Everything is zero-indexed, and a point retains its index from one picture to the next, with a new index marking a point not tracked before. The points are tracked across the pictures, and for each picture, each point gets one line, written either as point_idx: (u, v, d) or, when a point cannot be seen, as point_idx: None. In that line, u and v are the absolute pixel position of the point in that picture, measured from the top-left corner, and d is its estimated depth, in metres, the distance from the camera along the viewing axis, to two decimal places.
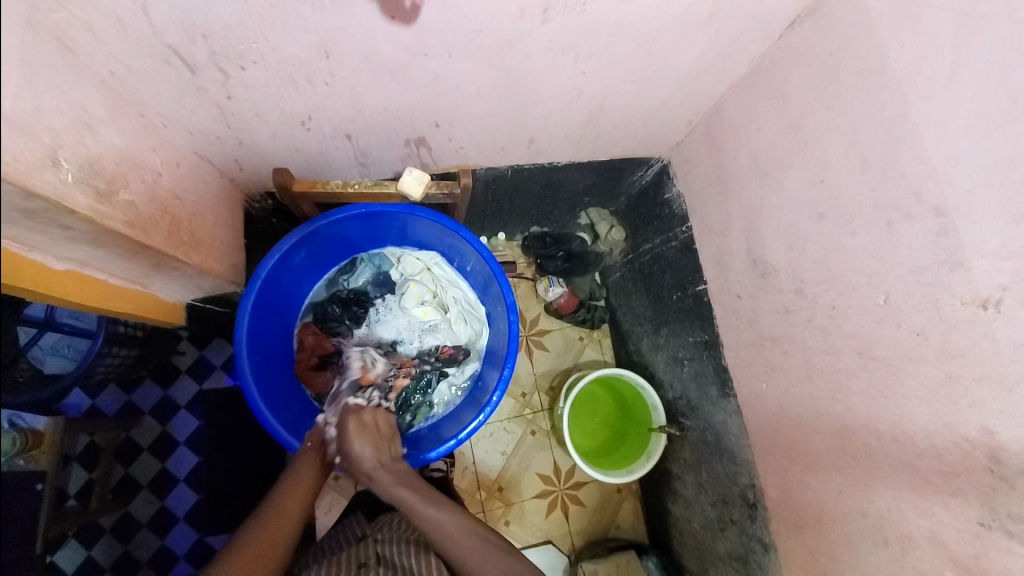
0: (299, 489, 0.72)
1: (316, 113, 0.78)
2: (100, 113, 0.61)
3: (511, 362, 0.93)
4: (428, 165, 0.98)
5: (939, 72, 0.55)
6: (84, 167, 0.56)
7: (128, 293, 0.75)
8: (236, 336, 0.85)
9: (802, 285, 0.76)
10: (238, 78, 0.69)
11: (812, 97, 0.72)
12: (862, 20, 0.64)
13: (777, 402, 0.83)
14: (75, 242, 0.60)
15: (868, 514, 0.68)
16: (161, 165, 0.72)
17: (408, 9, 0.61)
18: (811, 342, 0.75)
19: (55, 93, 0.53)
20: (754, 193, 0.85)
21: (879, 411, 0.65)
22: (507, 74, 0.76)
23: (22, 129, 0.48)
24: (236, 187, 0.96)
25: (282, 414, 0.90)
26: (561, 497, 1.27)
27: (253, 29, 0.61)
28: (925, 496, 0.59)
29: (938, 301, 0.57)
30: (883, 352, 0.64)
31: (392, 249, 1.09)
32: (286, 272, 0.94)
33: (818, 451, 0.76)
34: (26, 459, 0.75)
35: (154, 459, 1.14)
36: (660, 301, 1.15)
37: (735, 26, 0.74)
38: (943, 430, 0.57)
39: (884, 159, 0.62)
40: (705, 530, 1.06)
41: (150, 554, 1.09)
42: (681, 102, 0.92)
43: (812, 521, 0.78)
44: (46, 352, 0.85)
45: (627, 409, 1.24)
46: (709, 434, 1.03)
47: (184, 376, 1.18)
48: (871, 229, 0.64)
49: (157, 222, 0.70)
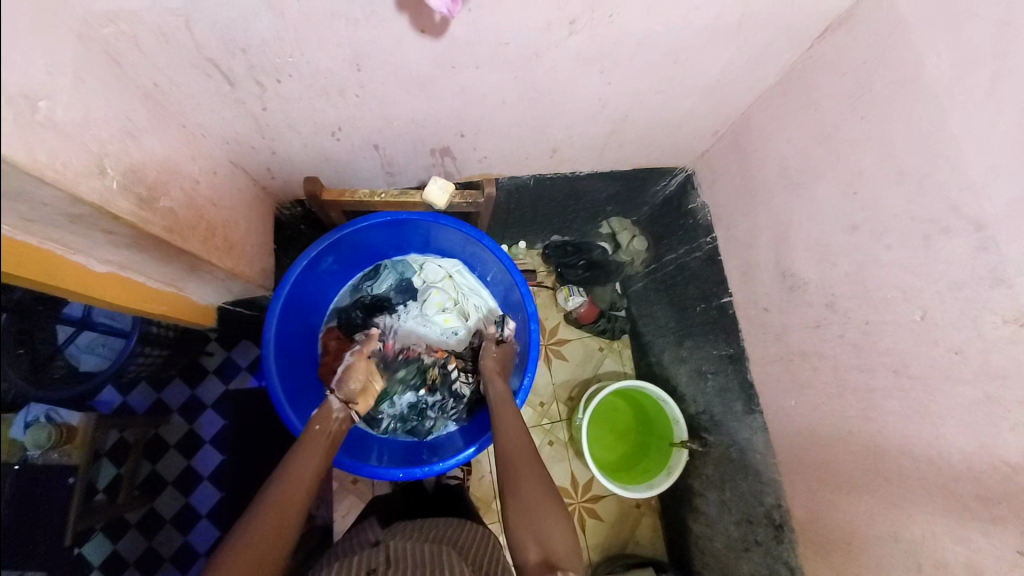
0: (299, 487, 0.69)
1: (347, 123, 0.80)
2: (143, 123, 0.63)
3: (532, 371, 0.93)
4: (453, 173, 0.99)
5: (979, 84, 0.54)
6: (128, 175, 0.59)
7: (164, 295, 0.78)
8: (264, 339, 0.87)
9: (833, 299, 0.74)
10: (274, 90, 0.71)
11: (846, 107, 0.71)
12: (898, 29, 0.63)
13: (806, 419, 0.81)
14: (116, 246, 0.63)
15: (902, 540, 0.65)
16: (199, 172, 0.75)
17: (438, 22, 0.62)
18: (842, 359, 0.73)
19: (102, 104, 0.56)
20: (783, 205, 0.84)
21: (915, 432, 0.62)
22: (533, 86, 0.77)
23: (71, 140, 0.50)
24: (269, 194, 0.98)
25: (306, 417, 0.91)
26: (578, 510, 1.25)
27: (289, 43, 0.63)
28: (962, 523, 0.57)
29: (978, 318, 0.55)
30: (920, 370, 0.61)
31: (416, 256, 1.10)
32: (314, 276, 0.96)
33: (849, 472, 0.73)
34: (59, 453, 0.78)
35: (180, 457, 1.17)
36: (683, 313, 1.14)
37: (765, 35, 0.74)
38: (983, 454, 0.54)
39: (920, 172, 0.60)
40: (727, 550, 1.03)
41: (173, 550, 1.12)
42: (708, 112, 0.92)
43: (841, 544, 0.75)
44: (81, 351, 0.87)
45: (648, 422, 1.23)
46: (733, 451, 1.00)
47: (210, 376, 1.21)
48: (906, 243, 0.62)
49: (193, 228, 0.72)
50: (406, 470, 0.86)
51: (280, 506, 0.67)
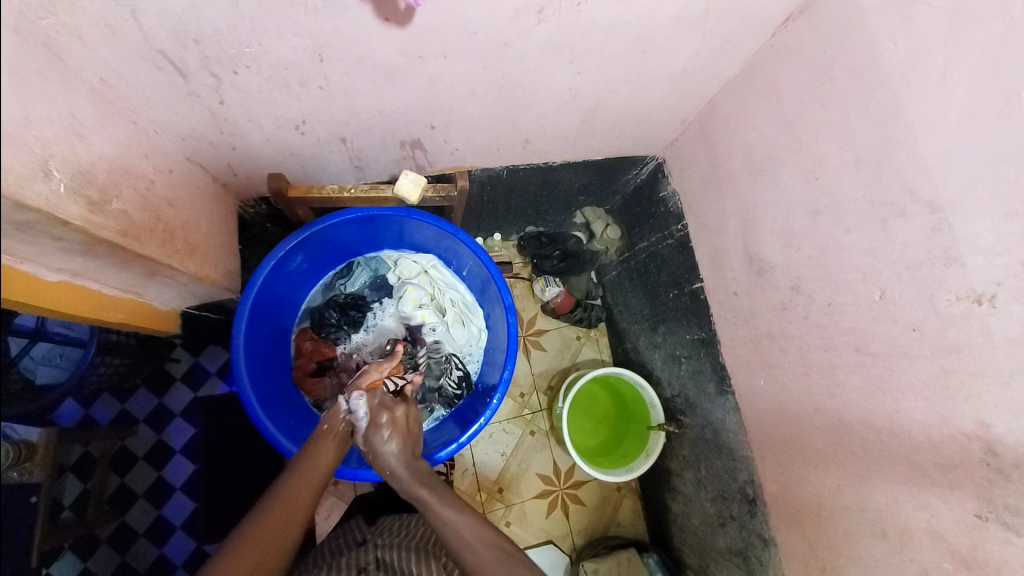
0: (305, 492, 0.68)
1: (310, 116, 0.78)
2: (90, 121, 0.60)
3: (511, 364, 0.93)
4: (424, 166, 0.97)
5: (932, 70, 0.56)
6: (76, 177, 0.55)
7: (122, 302, 0.74)
8: (233, 344, 0.84)
9: (798, 282, 0.77)
10: (231, 82, 0.68)
11: (807, 94, 0.73)
12: (855, 17, 0.64)
13: (775, 398, 0.84)
14: (68, 253, 0.59)
15: (868, 509, 0.68)
16: (154, 171, 0.71)
17: (403, 10, 0.60)
18: (808, 339, 0.76)
19: (44, 102, 0.52)
20: (749, 191, 0.86)
21: (876, 407, 0.65)
22: (502, 76, 0.76)
23: (12, 141, 0.47)
24: (230, 192, 0.94)
25: (282, 421, 0.89)
26: (560, 497, 1.27)
27: (245, 33, 0.60)
28: (922, 489, 0.60)
29: (933, 296, 0.57)
30: (880, 348, 0.64)
31: (389, 252, 1.08)
32: (283, 277, 0.93)
33: (817, 447, 0.76)
34: (18, 472, 0.73)
35: (150, 468, 1.13)
36: (656, 299, 1.16)
37: (730, 23, 0.74)
38: (940, 425, 0.57)
39: (877, 157, 0.63)
40: (705, 526, 1.07)
41: (147, 564, 1.08)
42: (675, 100, 0.92)
43: (811, 516, 0.79)
44: (38, 363, 0.83)
45: (626, 407, 1.25)
46: (707, 431, 1.03)
47: (178, 383, 1.17)
48: (865, 225, 0.65)
49: (151, 231, 0.69)
50: None
51: (287, 502, 0.66)
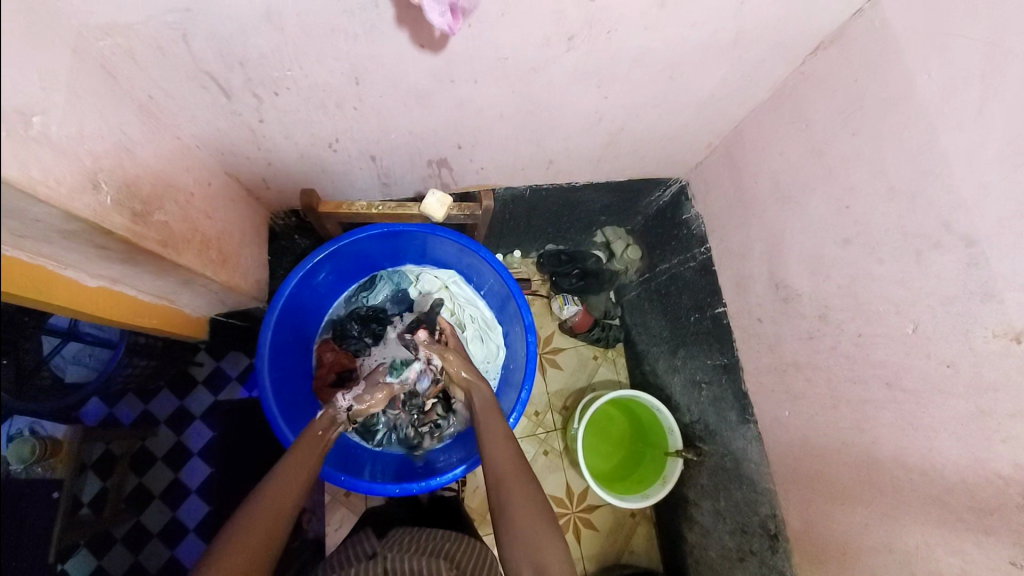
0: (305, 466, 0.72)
1: (343, 136, 0.80)
2: (137, 136, 0.63)
3: (529, 384, 0.92)
4: (449, 185, 0.99)
5: (968, 104, 0.55)
6: (122, 189, 0.58)
7: (155, 308, 0.77)
8: (259, 352, 0.85)
9: (826, 311, 0.75)
10: (271, 102, 0.70)
11: (837, 123, 0.72)
12: (889, 48, 0.64)
13: (800, 430, 0.82)
14: (107, 260, 0.61)
15: (896, 550, 0.65)
16: (194, 184, 0.74)
17: (437, 38, 0.62)
18: (836, 371, 0.74)
19: (96, 117, 0.55)
20: (776, 218, 0.85)
21: (908, 443, 0.63)
22: (531, 100, 0.77)
23: (65, 154, 0.49)
24: (262, 206, 0.97)
25: (301, 430, 0.90)
26: (573, 520, 1.25)
27: (288, 57, 0.62)
28: (955, 533, 0.58)
29: (969, 332, 0.56)
30: (912, 383, 0.62)
31: (411, 267, 1.10)
32: (309, 288, 0.95)
33: (844, 483, 0.74)
34: (43, 467, 0.77)
35: (168, 469, 1.15)
36: (677, 322, 1.14)
37: (759, 52, 0.75)
38: (975, 465, 0.55)
39: (912, 188, 0.61)
40: (722, 560, 1.04)
41: (159, 565, 1.10)
42: (702, 125, 0.93)
43: (835, 554, 0.76)
44: (69, 361, 0.84)
45: (643, 430, 1.23)
46: (728, 460, 1.01)
47: (200, 386, 1.19)
48: (898, 257, 0.63)
49: (187, 241, 0.71)
50: (402, 484, 0.86)
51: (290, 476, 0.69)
